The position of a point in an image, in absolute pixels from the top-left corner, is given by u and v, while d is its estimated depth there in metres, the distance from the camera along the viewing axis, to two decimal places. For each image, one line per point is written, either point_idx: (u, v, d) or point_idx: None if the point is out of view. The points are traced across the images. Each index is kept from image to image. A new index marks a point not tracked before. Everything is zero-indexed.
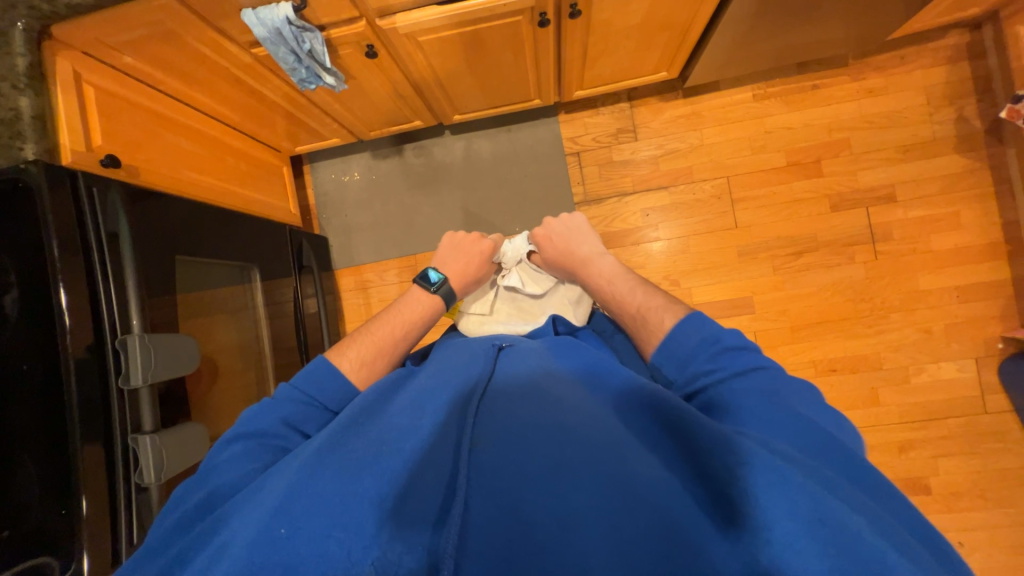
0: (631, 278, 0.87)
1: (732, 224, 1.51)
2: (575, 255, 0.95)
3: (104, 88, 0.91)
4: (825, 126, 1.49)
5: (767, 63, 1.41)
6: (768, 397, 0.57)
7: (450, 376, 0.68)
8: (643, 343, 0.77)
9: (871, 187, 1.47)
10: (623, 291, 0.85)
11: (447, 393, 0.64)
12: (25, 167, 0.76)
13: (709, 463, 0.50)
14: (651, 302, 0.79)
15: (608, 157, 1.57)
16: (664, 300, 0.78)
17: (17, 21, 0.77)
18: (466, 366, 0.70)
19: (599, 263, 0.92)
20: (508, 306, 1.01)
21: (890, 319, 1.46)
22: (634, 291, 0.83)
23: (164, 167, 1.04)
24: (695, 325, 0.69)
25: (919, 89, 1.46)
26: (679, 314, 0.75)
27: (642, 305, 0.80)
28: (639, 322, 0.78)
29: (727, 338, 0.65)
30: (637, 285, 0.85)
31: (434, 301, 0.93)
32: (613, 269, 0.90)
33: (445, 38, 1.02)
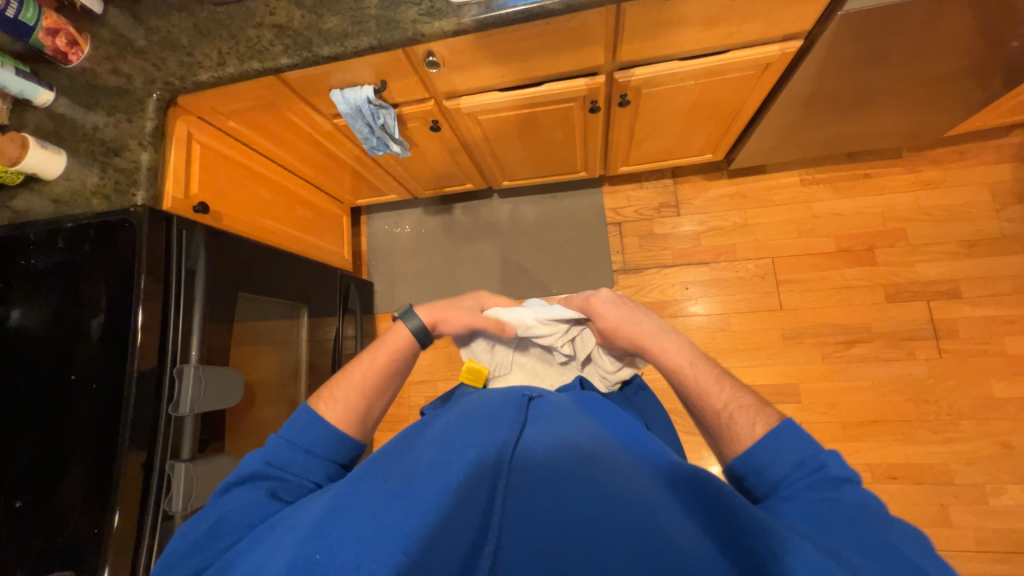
0: (709, 365, 0.74)
1: (776, 305, 1.47)
2: (644, 329, 0.82)
3: (207, 146, 1.06)
4: (878, 215, 1.45)
5: (816, 150, 1.42)
6: (846, 513, 0.52)
7: (481, 413, 0.65)
8: (725, 447, 0.66)
9: (931, 281, 1.39)
10: (699, 380, 0.73)
11: (480, 432, 0.61)
12: (133, 211, 0.88)
13: (752, 547, 0.47)
14: (739, 400, 0.68)
15: (649, 230, 1.60)
16: (754, 402, 0.68)
17: (153, 94, 0.92)
18: (499, 405, 0.67)
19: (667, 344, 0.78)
20: (532, 373, 0.96)
21: (958, 426, 1.32)
22: (717, 385, 0.71)
23: (242, 214, 1.16)
24: (795, 439, 0.60)
25: (982, 184, 1.41)
26: (770, 419, 0.64)
27: (729, 403, 0.69)
28: (722, 423, 0.67)
29: (830, 460, 0.57)
30: (719, 377, 0.72)
31: (398, 338, 0.87)
32: (681, 353, 0.77)
33: (503, 117, 1.11)
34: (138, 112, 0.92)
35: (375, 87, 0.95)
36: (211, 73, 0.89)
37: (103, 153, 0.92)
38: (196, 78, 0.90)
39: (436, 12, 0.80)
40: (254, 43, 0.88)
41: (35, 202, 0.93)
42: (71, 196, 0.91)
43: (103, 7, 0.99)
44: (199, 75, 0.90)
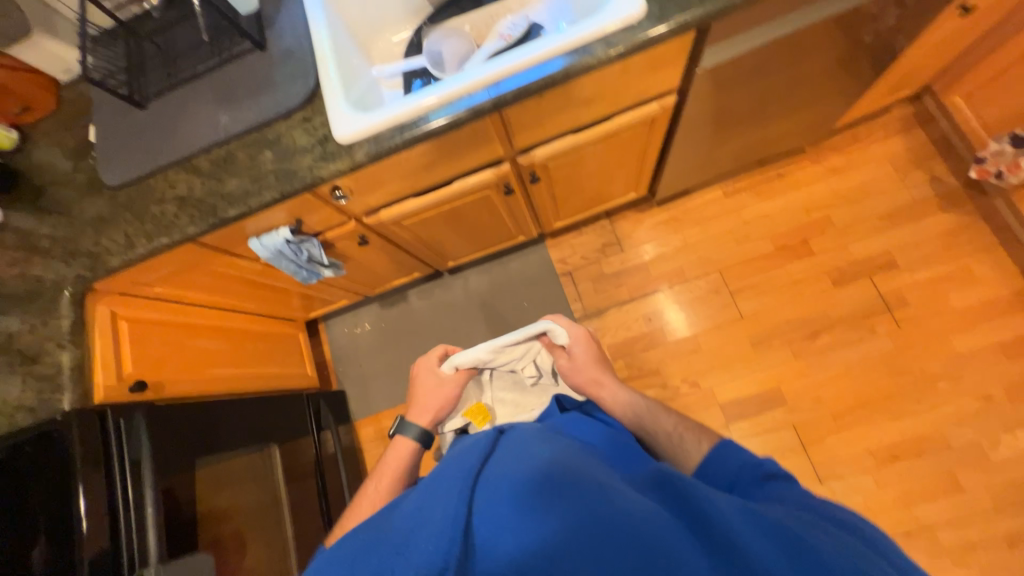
0: (653, 403, 0.79)
1: (737, 315, 1.50)
2: (599, 373, 0.85)
3: (134, 319, 1.03)
4: (802, 208, 1.53)
5: (729, 164, 1.50)
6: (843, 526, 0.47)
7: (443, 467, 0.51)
8: (678, 472, 0.69)
9: (868, 257, 1.46)
10: (650, 412, 0.77)
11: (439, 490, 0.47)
12: (60, 420, 0.82)
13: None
14: (686, 426, 0.74)
15: (600, 271, 1.63)
16: (695, 427, 0.73)
17: (65, 292, 0.90)
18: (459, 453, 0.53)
19: (614, 383, 0.83)
20: (514, 405, 0.95)
21: (938, 389, 1.35)
22: (664, 414, 0.77)
23: (186, 373, 1.11)
24: (731, 452, 0.62)
25: (882, 160, 1.52)
26: (712, 443, 0.69)
27: (675, 427, 0.73)
28: (675, 447, 0.71)
29: (775, 465, 0.59)
30: (664, 410, 0.78)
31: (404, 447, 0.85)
32: (626, 391, 0.81)
33: (427, 216, 1.13)
34: (52, 313, 0.90)
35: (291, 226, 0.96)
36: (121, 257, 0.89)
37: (22, 363, 0.88)
38: (109, 266, 0.90)
39: (331, 155, 0.82)
40: (160, 218, 0.88)
41: None
42: None
43: (1, 212, 0.98)
44: (111, 262, 0.89)
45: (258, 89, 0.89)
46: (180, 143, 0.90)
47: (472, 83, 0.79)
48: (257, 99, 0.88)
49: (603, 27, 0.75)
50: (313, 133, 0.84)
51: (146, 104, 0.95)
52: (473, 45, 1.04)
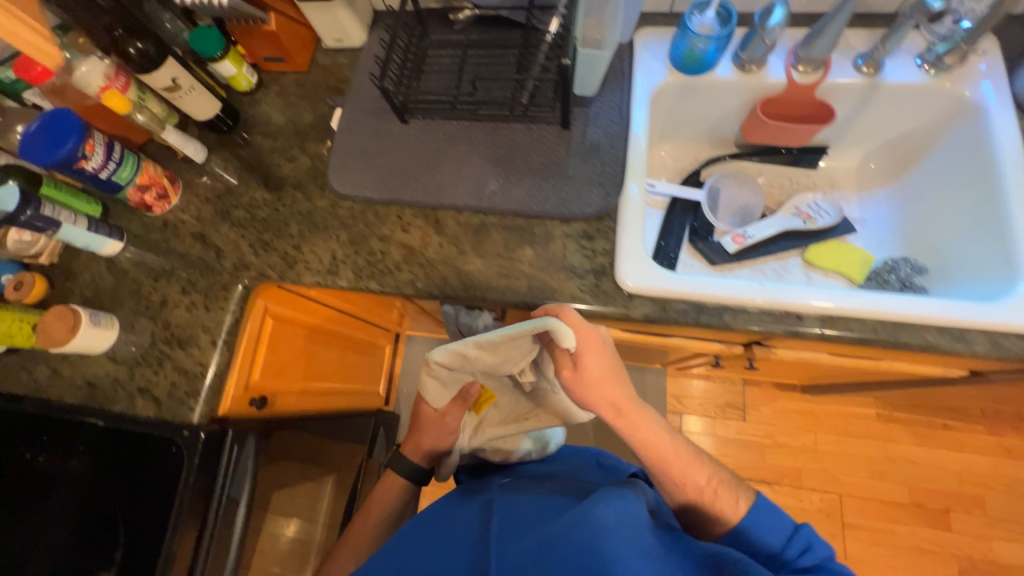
0: (682, 447, 0.69)
1: (840, 552, 1.34)
2: (625, 399, 0.64)
3: (280, 317, 0.90)
4: (956, 474, 1.37)
5: (904, 397, 1.34)
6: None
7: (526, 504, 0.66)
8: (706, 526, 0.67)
9: (1007, 563, 1.30)
10: (684, 462, 0.68)
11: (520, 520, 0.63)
12: (180, 441, 0.71)
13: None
14: (719, 478, 0.69)
15: (710, 428, 1.49)
16: (731, 478, 0.70)
17: (240, 284, 0.79)
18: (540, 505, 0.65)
19: (639, 417, 0.65)
20: (508, 409, 0.75)
21: None
22: (695, 469, 0.68)
23: (295, 381, 1.00)
24: (776, 519, 0.65)
25: None
26: (750, 496, 0.68)
27: (711, 483, 0.68)
28: (706, 506, 0.67)
29: (810, 539, 0.63)
30: (692, 456, 0.69)
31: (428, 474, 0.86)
32: (657, 430, 0.67)
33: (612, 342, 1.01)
34: (218, 300, 0.79)
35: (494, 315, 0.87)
36: (317, 279, 0.77)
37: (164, 341, 0.77)
38: (299, 279, 0.78)
39: (602, 295, 0.70)
40: (378, 258, 0.77)
41: (66, 378, 0.77)
42: (113, 384, 0.76)
43: (205, 154, 0.87)
44: (303, 277, 0.78)
45: (545, 172, 0.77)
46: (435, 188, 0.78)
47: (818, 303, 0.64)
48: (539, 184, 0.76)
49: (1006, 315, 0.62)
50: (591, 258, 0.72)
51: (409, 118, 0.83)
52: (758, 203, 0.91)
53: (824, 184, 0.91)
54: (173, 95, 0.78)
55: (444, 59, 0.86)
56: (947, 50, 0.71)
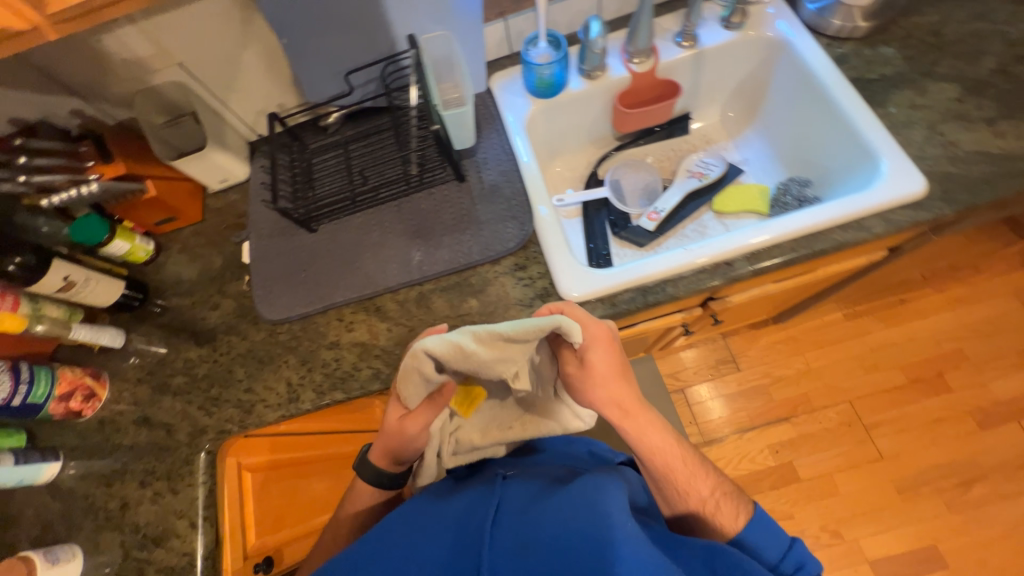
0: (686, 451, 0.67)
1: (875, 454, 1.38)
2: (629, 396, 0.63)
3: (260, 466, 0.84)
4: (931, 339, 1.47)
5: (857, 291, 1.45)
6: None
7: (525, 486, 0.60)
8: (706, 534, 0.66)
9: (1010, 397, 1.38)
10: (684, 471, 0.66)
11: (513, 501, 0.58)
12: None
13: None
14: (722, 486, 0.68)
15: (715, 391, 1.51)
16: (732, 490, 0.68)
17: (203, 451, 0.74)
18: (536, 485, 0.61)
19: (648, 421, 0.65)
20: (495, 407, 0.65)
21: None
22: (698, 476, 0.67)
23: (299, 523, 0.92)
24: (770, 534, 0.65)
25: (1008, 294, 1.48)
26: (749, 504, 0.68)
27: (711, 492, 0.66)
28: (707, 513, 0.66)
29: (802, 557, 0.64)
30: (699, 466, 0.68)
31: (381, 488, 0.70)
32: (663, 434, 0.65)
33: None
34: (184, 478, 0.73)
35: None
36: (281, 412, 0.74)
37: (139, 546, 0.70)
38: (262, 419, 0.75)
39: None
40: (333, 367, 0.75)
41: None
42: None
43: (125, 337, 0.84)
44: (265, 416, 0.75)
45: (459, 226, 0.80)
46: (365, 279, 0.79)
47: (738, 245, 0.70)
48: (458, 238, 0.79)
49: (883, 193, 0.69)
50: (531, 285, 0.74)
51: (315, 225, 0.84)
52: (655, 178, 0.98)
53: (702, 142, 1.01)
54: (69, 293, 0.75)
55: (329, 160, 0.88)
56: (731, 13, 0.84)
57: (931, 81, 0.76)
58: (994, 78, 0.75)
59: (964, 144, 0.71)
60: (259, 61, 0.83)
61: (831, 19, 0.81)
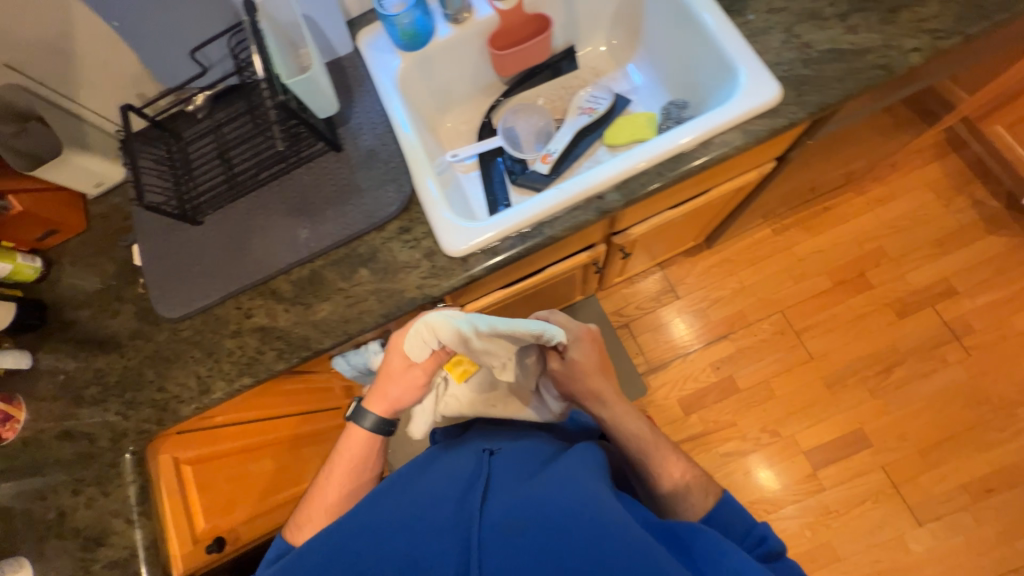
0: (662, 442, 0.77)
1: (806, 355, 1.47)
2: (606, 386, 0.79)
3: (199, 458, 0.88)
4: (854, 241, 1.53)
5: (781, 205, 1.49)
6: None
7: (506, 465, 0.64)
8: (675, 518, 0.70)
9: (926, 285, 1.46)
10: (658, 453, 0.75)
11: (497, 479, 0.61)
12: None
13: None
14: (691, 471, 0.74)
15: (658, 321, 1.58)
16: (701, 474, 0.74)
17: (126, 454, 0.77)
18: (518, 463, 0.64)
19: (625, 408, 0.79)
20: (484, 380, 0.77)
21: (1019, 415, 1.34)
22: (669, 458, 0.75)
23: (255, 500, 0.99)
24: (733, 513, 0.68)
25: (923, 188, 1.52)
26: (717, 489, 0.72)
27: (682, 477, 0.73)
28: (678, 496, 0.72)
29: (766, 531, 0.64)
30: (670, 449, 0.77)
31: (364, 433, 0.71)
32: (636, 418, 0.78)
33: (510, 303, 1.04)
34: (114, 480, 0.76)
35: (381, 340, 0.86)
36: (194, 404, 0.76)
37: (81, 548, 0.74)
38: (178, 414, 0.77)
39: (441, 271, 0.73)
40: (238, 355, 0.77)
41: None
42: None
43: (31, 356, 0.83)
44: (180, 411, 0.76)
45: (341, 197, 0.79)
46: (256, 264, 0.79)
47: (602, 179, 0.71)
48: (341, 211, 0.78)
49: (738, 108, 0.70)
50: (417, 246, 0.75)
51: (201, 217, 0.82)
52: (549, 119, 0.97)
53: (592, 75, 0.98)
54: None
55: (206, 146, 0.85)
56: None
57: None
58: None
59: (818, 44, 0.71)
60: (95, 51, 0.78)
61: None
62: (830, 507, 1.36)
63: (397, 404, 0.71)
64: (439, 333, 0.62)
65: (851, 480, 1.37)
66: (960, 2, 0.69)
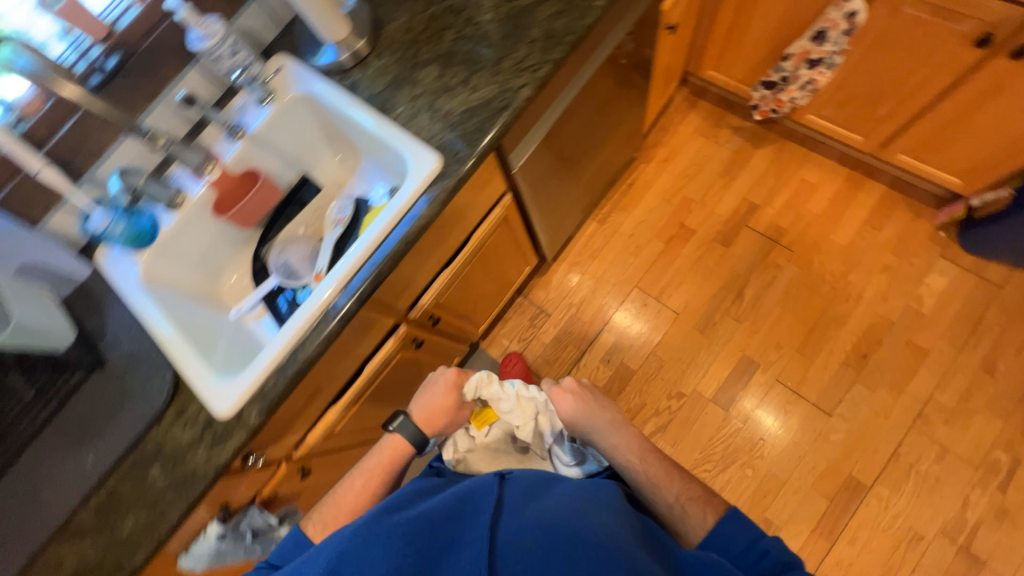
0: (659, 461, 0.87)
1: (673, 313, 1.57)
2: (609, 425, 0.92)
3: None
4: (664, 201, 1.69)
5: (591, 201, 1.63)
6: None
7: (517, 489, 0.68)
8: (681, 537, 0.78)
9: (733, 210, 1.63)
10: (653, 476, 0.84)
11: (510, 498, 0.66)
12: None
13: None
14: (688, 492, 0.82)
15: (542, 344, 1.64)
16: (701, 494, 0.81)
17: None
18: (528, 489, 0.69)
19: (629, 433, 0.90)
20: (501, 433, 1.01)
21: (852, 281, 1.48)
22: (667, 480, 0.84)
23: None
24: (740, 526, 0.73)
25: (693, 135, 1.74)
26: (718, 508, 0.79)
27: (679, 496, 0.81)
28: (677, 516, 0.79)
29: (770, 544, 0.68)
30: (669, 472, 0.85)
31: (404, 442, 0.92)
32: (640, 444, 0.89)
33: (358, 412, 1.06)
34: None
35: (219, 518, 0.87)
36: None
37: None
38: None
39: (223, 434, 0.77)
40: None
41: None
42: None
43: None
44: None
45: (116, 409, 0.81)
46: (46, 513, 0.76)
47: (341, 274, 0.79)
48: (117, 421, 0.80)
49: (427, 173, 0.80)
50: (196, 421, 0.78)
51: None
52: (314, 242, 1.05)
53: (337, 188, 1.08)
54: None
55: None
56: (261, 95, 0.93)
57: (419, 71, 0.89)
58: (456, 44, 0.89)
59: (455, 110, 0.84)
60: None
61: (340, 57, 0.93)
62: (755, 437, 1.41)
63: (430, 425, 0.95)
64: (473, 386, 0.98)
65: (759, 404, 1.44)
66: (542, 37, 0.85)
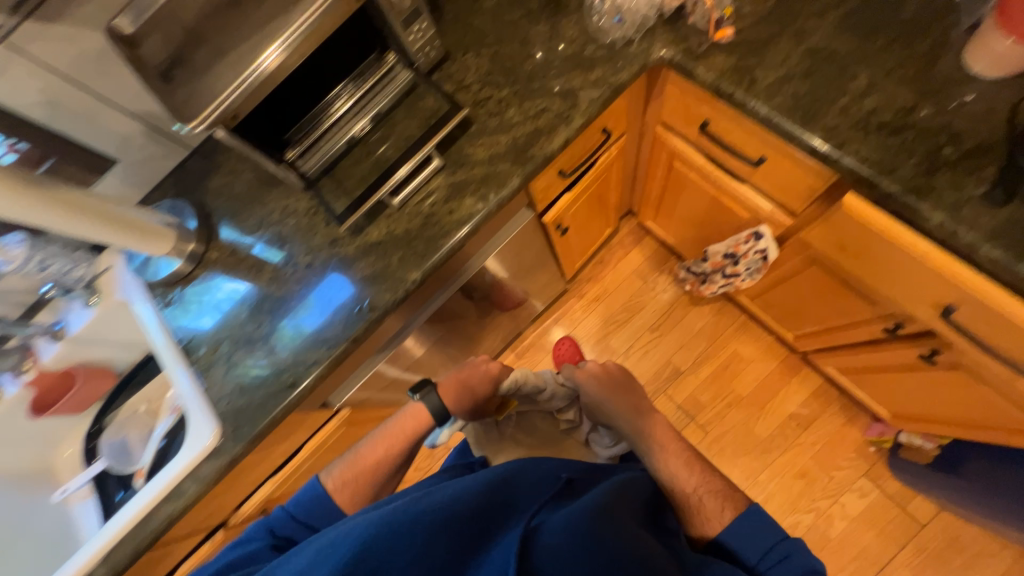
0: (684, 452, 0.72)
1: None
2: (639, 405, 0.82)
3: None
4: (586, 345, 1.57)
5: (505, 337, 1.52)
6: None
7: (533, 489, 0.52)
8: (691, 529, 0.64)
9: (655, 372, 1.50)
10: (668, 466, 0.70)
11: (535, 497, 0.50)
12: None
13: None
14: (707, 486, 0.67)
15: None
16: (721, 489, 0.67)
17: None
18: (547, 492, 0.52)
19: (653, 419, 0.77)
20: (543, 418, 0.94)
21: (763, 482, 1.35)
22: (686, 470, 0.69)
23: None
24: (755, 529, 0.60)
25: (632, 275, 1.60)
26: (739, 506, 0.64)
27: (697, 487, 0.67)
28: (691, 506, 0.65)
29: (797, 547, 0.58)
30: (688, 463, 0.70)
31: (425, 413, 0.80)
32: (665, 429, 0.75)
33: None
34: None
35: None
36: None
37: None
38: None
39: None
40: None
41: None
42: None
43: None
44: None
45: None
46: None
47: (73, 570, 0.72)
48: None
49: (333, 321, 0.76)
50: None
51: None
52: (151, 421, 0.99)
53: None
54: None
55: None
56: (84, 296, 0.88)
57: (230, 308, 0.83)
58: (270, 286, 0.82)
59: (251, 371, 0.78)
60: None
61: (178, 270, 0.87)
62: None
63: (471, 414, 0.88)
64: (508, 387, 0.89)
65: None
66: (350, 303, 0.76)
